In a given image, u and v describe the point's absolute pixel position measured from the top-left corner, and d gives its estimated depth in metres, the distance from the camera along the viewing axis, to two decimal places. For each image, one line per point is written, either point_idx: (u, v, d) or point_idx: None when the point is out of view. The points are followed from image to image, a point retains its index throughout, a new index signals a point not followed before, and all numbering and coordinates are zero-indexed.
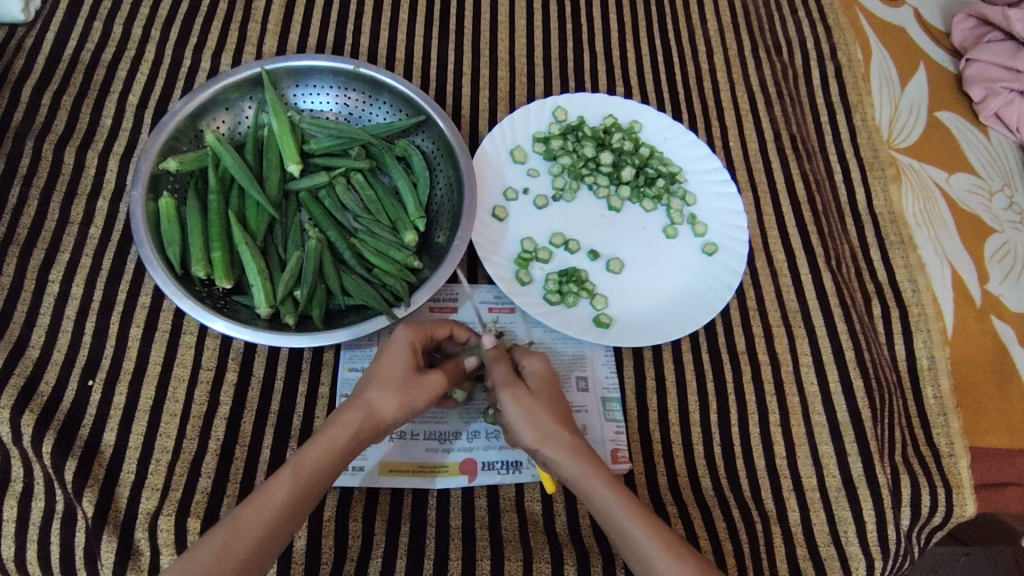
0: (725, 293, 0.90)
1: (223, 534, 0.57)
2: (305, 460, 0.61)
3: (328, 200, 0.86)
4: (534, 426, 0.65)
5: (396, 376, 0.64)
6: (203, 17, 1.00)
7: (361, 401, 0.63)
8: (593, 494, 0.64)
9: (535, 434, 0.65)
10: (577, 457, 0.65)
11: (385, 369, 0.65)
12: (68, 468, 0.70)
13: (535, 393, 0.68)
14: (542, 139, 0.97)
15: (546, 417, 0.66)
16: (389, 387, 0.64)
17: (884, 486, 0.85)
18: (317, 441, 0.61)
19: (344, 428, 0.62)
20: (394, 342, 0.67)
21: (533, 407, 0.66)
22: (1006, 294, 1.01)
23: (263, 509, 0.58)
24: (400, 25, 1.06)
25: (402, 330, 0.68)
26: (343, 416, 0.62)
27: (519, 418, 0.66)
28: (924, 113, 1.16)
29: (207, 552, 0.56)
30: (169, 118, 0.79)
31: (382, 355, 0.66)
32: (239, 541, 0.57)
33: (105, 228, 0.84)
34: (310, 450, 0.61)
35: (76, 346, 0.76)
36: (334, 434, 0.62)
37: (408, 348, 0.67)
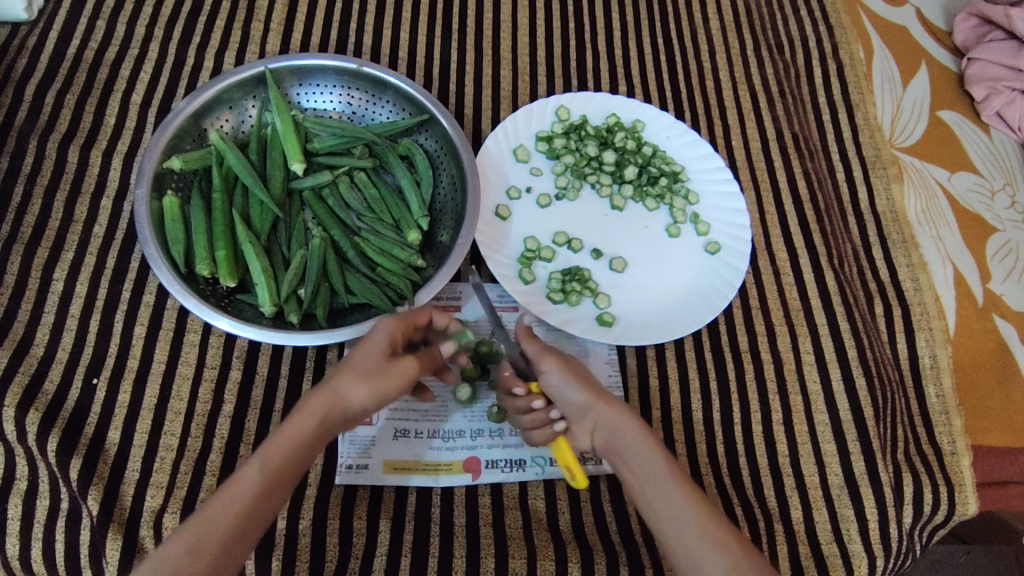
0: (728, 291, 0.90)
1: (196, 527, 0.57)
2: (274, 449, 0.60)
3: (332, 199, 0.87)
4: (584, 384, 0.69)
5: (370, 366, 0.63)
6: (206, 16, 1.00)
7: (329, 388, 0.63)
8: (636, 447, 0.67)
9: (587, 389, 0.69)
10: (625, 414, 0.69)
11: (358, 356, 0.64)
12: (73, 466, 0.71)
13: (577, 364, 0.72)
14: (545, 138, 0.97)
15: (592, 382, 0.70)
16: (361, 377, 0.62)
17: (886, 484, 0.85)
18: (285, 431, 0.61)
19: (309, 416, 0.61)
20: (374, 331, 0.65)
21: (579, 372, 0.70)
22: (1008, 292, 1.01)
23: (234, 501, 0.58)
24: (403, 24, 1.06)
25: (384, 320, 0.66)
26: (311, 406, 0.62)
27: (567, 377, 0.69)
28: (926, 112, 1.16)
29: (180, 546, 0.56)
30: (173, 117, 0.78)
31: (360, 343, 0.64)
32: (210, 534, 0.57)
33: (109, 226, 0.84)
34: (278, 441, 0.60)
35: (81, 344, 0.77)
36: (302, 424, 0.61)
37: (386, 339, 0.65)
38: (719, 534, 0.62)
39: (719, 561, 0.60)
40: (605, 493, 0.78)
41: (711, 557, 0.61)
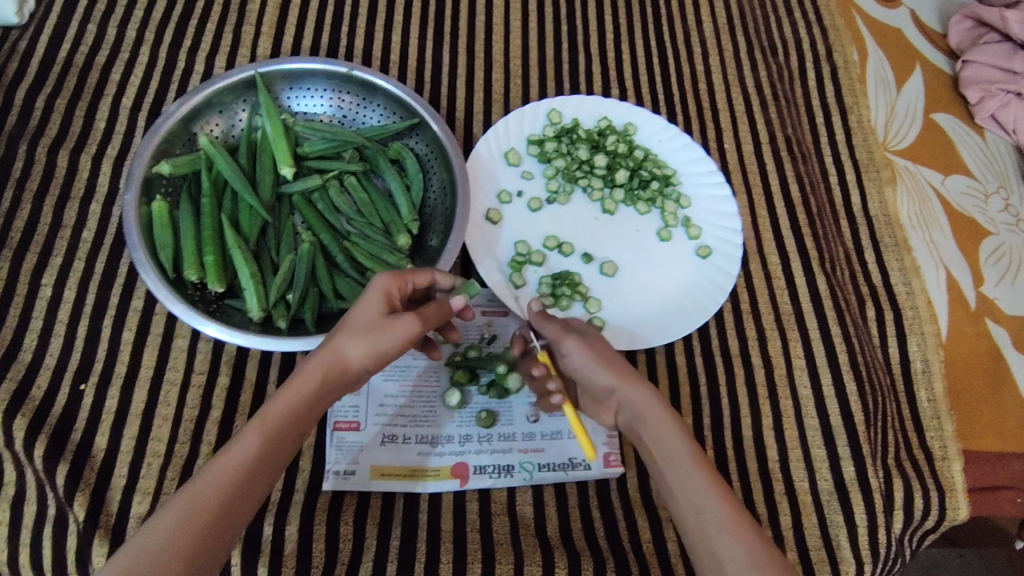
0: (718, 296, 0.90)
1: (194, 491, 0.55)
2: (273, 411, 0.59)
3: (321, 203, 0.87)
4: (612, 368, 0.68)
5: (368, 324, 0.61)
6: (197, 19, 1.00)
7: (327, 348, 0.60)
8: (662, 435, 0.65)
9: (616, 373, 0.68)
10: (654, 399, 0.67)
11: (354, 316, 0.61)
12: (60, 471, 0.71)
13: (601, 343, 0.71)
14: (537, 141, 0.97)
15: (616, 363, 0.69)
16: (359, 337, 0.61)
17: (876, 490, 0.85)
18: (283, 394, 0.59)
19: (308, 379, 0.59)
20: (370, 290, 0.63)
21: (607, 355, 0.69)
22: (1001, 296, 1.01)
23: (231, 466, 0.56)
24: (395, 27, 1.06)
25: (380, 277, 0.64)
26: (309, 367, 0.60)
27: (593, 360, 0.69)
28: (920, 115, 1.16)
29: (177, 511, 0.54)
30: (162, 121, 0.78)
31: (357, 303, 0.62)
32: (207, 499, 0.55)
33: (98, 231, 0.84)
34: (276, 404, 0.59)
35: (69, 350, 0.77)
36: (300, 386, 0.59)
37: (383, 298, 0.62)
38: (740, 529, 0.61)
39: (744, 558, 0.60)
40: (593, 498, 0.78)
41: (734, 554, 0.60)
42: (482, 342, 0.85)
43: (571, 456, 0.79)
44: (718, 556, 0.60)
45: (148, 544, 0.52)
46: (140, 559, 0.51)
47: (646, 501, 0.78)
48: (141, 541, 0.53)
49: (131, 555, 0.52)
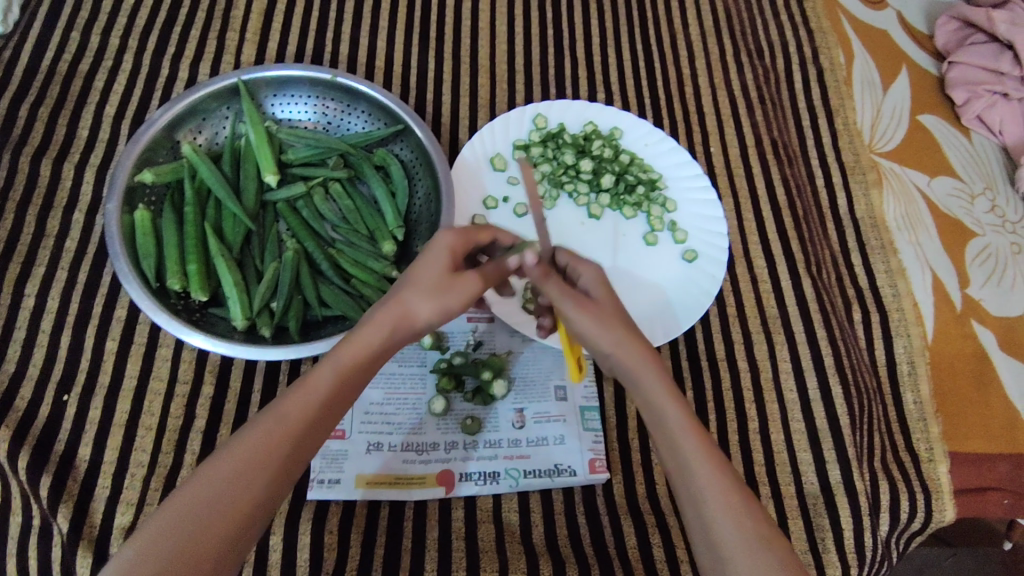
0: (705, 300, 0.90)
1: (265, 427, 0.55)
2: (343, 359, 0.57)
3: (306, 210, 0.87)
4: (608, 337, 0.61)
5: (434, 281, 0.59)
6: (181, 26, 1.00)
7: (395, 303, 0.59)
8: (658, 405, 0.59)
9: (610, 342, 0.61)
10: (651, 369, 0.60)
11: (420, 272, 0.60)
12: (43, 483, 0.71)
13: (608, 309, 0.62)
14: (522, 147, 0.96)
15: (622, 331, 0.61)
16: (425, 293, 0.59)
17: (862, 493, 0.85)
18: (353, 340, 0.58)
19: (377, 330, 0.58)
20: (433, 244, 0.61)
21: (608, 321, 0.61)
22: (987, 297, 1.02)
23: (303, 408, 0.56)
24: (380, 33, 1.06)
25: (443, 233, 0.62)
26: (378, 319, 0.58)
27: (590, 324, 0.61)
28: (906, 117, 1.16)
29: (250, 446, 0.53)
30: (145, 129, 0.78)
31: (422, 257, 0.61)
32: (280, 439, 0.54)
33: (81, 240, 0.84)
34: (347, 348, 0.58)
35: (52, 361, 0.77)
36: (371, 337, 0.57)
37: (448, 254, 0.61)
38: (740, 513, 0.56)
39: (740, 549, 0.55)
40: (578, 505, 0.78)
41: (731, 543, 0.55)
42: (468, 349, 0.84)
43: (557, 462, 0.79)
44: (715, 544, 0.56)
45: (220, 476, 0.52)
46: (214, 490, 0.52)
47: (631, 507, 0.79)
48: (213, 471, 0.52)
49: (204, 483, 0.52)
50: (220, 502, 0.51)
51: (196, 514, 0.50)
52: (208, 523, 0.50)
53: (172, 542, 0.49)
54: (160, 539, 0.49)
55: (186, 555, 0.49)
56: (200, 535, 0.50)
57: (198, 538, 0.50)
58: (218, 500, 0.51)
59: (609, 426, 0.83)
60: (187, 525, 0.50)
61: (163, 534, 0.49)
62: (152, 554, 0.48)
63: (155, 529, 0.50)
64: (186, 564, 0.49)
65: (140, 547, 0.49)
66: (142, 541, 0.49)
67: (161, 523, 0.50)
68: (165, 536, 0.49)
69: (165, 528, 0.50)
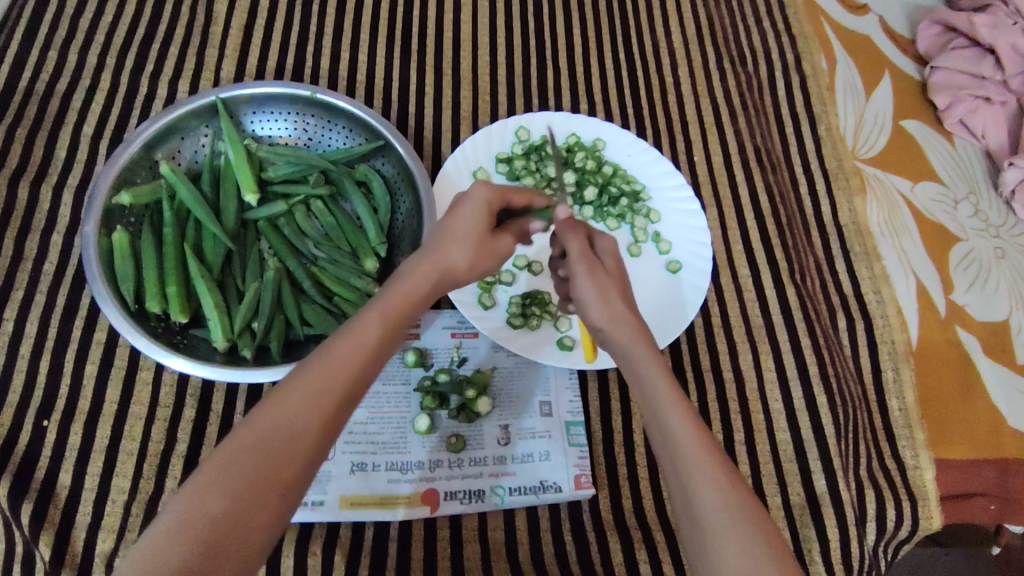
0: (689, 311, 0.89)
1: (315, 372, 0.55)
2: (391, 304, 0.59)
3: (287, 228, 0.86)
4: (604, 303, 0.63)
5: (470, 236, 0.63)
6: (159, 44, 0.99)
7: (436, 255, 0.62)
8: (641, 370, 0.61)
9: (605, 310, 0.63)
10: (642, 339, 0.62)
11: (458, 226, 0.63)
12: (23, 511, 0.70)
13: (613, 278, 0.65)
14: (505, 159, 0.96)
15: (622, 298, 0.64)
16: (463, 245, 0.63)
17: (848, 503, 0.85)
18: (400, 288, 0.60)
19: (422, 281, 0.61)
20: (469, 197, 0.64)
21: (607, 284, 0.64)
22: (971, 302, 1.02)
23: (352, 352, 0.56)
24: (361, 46, 1.06)
25: (478, 186, 0.65)
26: (419, 269, 0.61)
27: (590, 291, 0.63)
28: (889, 122, 1.16)
29: (303, 391, 0.54)
30: (122, 149, 0.77)
31: (457, 209, 0.64)
32: (331, 384, 0.54)
33: (59, 263, 0.83)
34: (395, 295, 0.60)
35: (31, 387, 0.76)
36: (414, 285, 0.61)
37: (483, 207, 0.64)
38: (720, 477, 0.55)
39: (717, 504, 0.54)
40: (565, 521, 0.79)
41: (707, 498, 0.54)
42: (452, 366, 0.84)
43: (542, 479, 0.80)
44: (692, 505, 0.55)
45: (272, 421, 0.52)
46: (267, 436, 0.51)
47: (617, 522, 0.79)
48: (264, 417, 0.52)
49: (257, 429, 0.52)
50: (275, 447, 0.51)
51: (251, 460, 0.50)
52: (263, 468, 0.50)
53: (229, 487, 0.49)
54: (215, 485, 0.49)
55: (243, 500, 0.49)
56: (256, 480, 0.50)
57: (255, 483, 0.49)
58: (271, 446, 0.51)
59: (594, 440, 0.83)
60: (242, 471, 0.50)
61: (218, 481, 0.49)
62: (209, 498, 0.48)
63: (208, 476, 0.49)
64: (242, 509, 0.48)
65: (196, 494, 0.49)
66: (196, 489, 0.49)
67: (215, 470, 0.50)
68: (221, 482, 0.49)
69: (219, 474, 0.49)
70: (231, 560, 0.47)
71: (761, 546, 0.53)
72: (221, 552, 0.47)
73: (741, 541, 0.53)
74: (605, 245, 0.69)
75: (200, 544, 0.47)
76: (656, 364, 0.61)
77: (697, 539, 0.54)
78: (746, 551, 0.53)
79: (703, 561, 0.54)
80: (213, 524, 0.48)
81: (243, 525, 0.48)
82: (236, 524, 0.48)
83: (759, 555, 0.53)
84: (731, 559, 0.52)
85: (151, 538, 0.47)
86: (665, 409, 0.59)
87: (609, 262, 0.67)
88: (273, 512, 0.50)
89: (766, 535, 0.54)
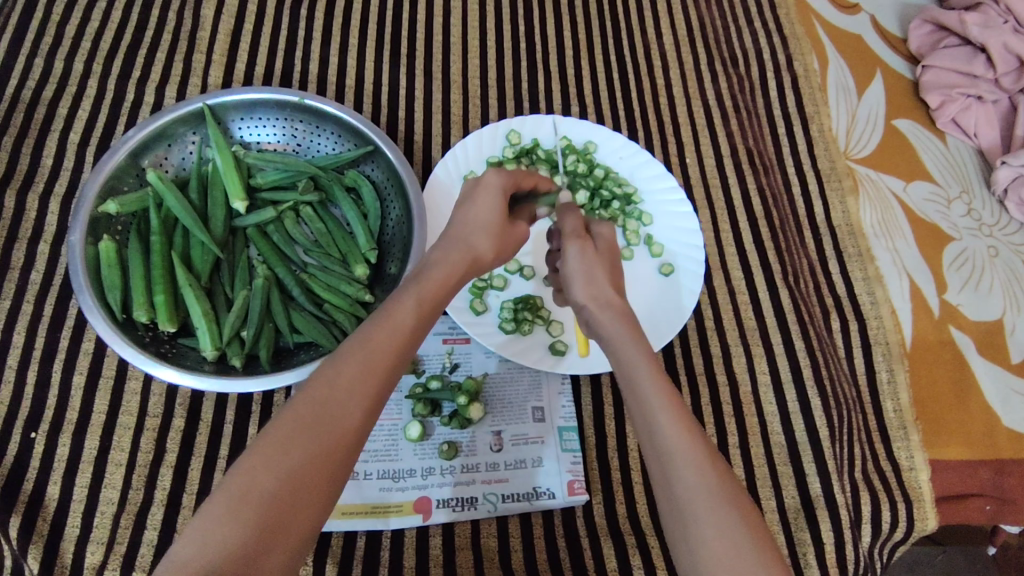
0: (682, 313, 0.89)
1: (356, 354, 0.56)
2: (426, 288, 0.61)
3: (277, 234, 0.86)
4: (589, 284, 0.65)
5: (491, 222, 0.65)
6: (146, 49, 0.99)
7: (465, 245, 0.64)
8: (623, 348, 0.62)
9: (588, 290, 0.65)
10: (624, 321, 0.64)
11: (481, 214, 0.65)
12: (11, 524, 0.69)
13: (605, 259, 0.68)
14: (495, 164, 0.95)
15: (612, 278, 0.66)
16: (489, 233, 0.65)
17: (842, 505, 0.85)
18: (432, 275, 0.62)
19: (455, 268, 0.63)
20: (486, 184, 0.67)
21: (594, 265, 0.66)
22: (964, 302, 1.02)
23: (392, 336, 0.57)
24: (350, 50, 1.05)
25: (494, 175, 0.68)
26: (448, 255, 0.63)
27: (578, 270, 0.66)
28: (881, 122, 1.16)
29: (347, 373, 0.54)
30: (108, 157, 0.76)
31: (475, 197, 0.66)
32: (376, 364, 0.56)
33: (47, 272, 0.82)
34: (429, 281, 0.61)
35: (19, 397, 0.75)
36: (448, 270, 0.62)
37: (501, 194, 0.67)
38: (698, 455, 0.56)
39: (692, 477, 0.54)
40: (558, 527, 0.78)
41: (683, 471, 0.55)
42: (444, 372, 0.84)
43: (535, 485, 0.80)
44: (670, 484, 0.55)
45: (320, 403, 0.53)
46: (316, 417, 0.52)
47: (611, 528, 0.79)
48: (312, 399, 0.53)
49: (306, 410, 0.53)
50: (324, 428, 0.52)
51: (302, 440, 0.51)
52: (315, 450, 0.51)
53: (282, 467, 0.50)
54: (268, 466, 0.50)
55: (298, 479, 0.50)
56: (308, 461, 0.51)
57: (307, 464, 0.50)
58: (321, 426, 0.52)
59: (588, 445, 0.83)
60: (295, 451, 0.51)
61: (272, 460, 0.50)
62: (264, 478, 0.49)
63: (260, 457, 0.50)
64: (297, 489, 0.50)
65: (249, 474, 0.49)
66: (249, 468, 0.50)
67: (267, 450, 0.50)
68: (274, 462, 0.50)
69: (271, 455, 0.50)
70: (287, 536, 0.49)
71: (738, 524, 0.53)
72: (279, 529, 0.48)
73: (718, 519, 0.53)
74: (603, 232, 0.70)
75: (258, 521, 0.48)
76: (637, 345, 0.62)
77: (676, 517, 0.54)
78: (722, 528, 0.53)
79: (681, 539, 0.54)
80: (270, 501, 0.49)
81: (298, 503, 0.50)
82: (291, 502, 0.49)
83: (736, 534, 0.52)
84: (709, 537, 0.52)
85: (207, 516, 0.48)
86: (644, 389, 0.59)
87: (602, 246, 0.69)
88: (324, 491, 0.51)
89: (744, 513, 0.54)
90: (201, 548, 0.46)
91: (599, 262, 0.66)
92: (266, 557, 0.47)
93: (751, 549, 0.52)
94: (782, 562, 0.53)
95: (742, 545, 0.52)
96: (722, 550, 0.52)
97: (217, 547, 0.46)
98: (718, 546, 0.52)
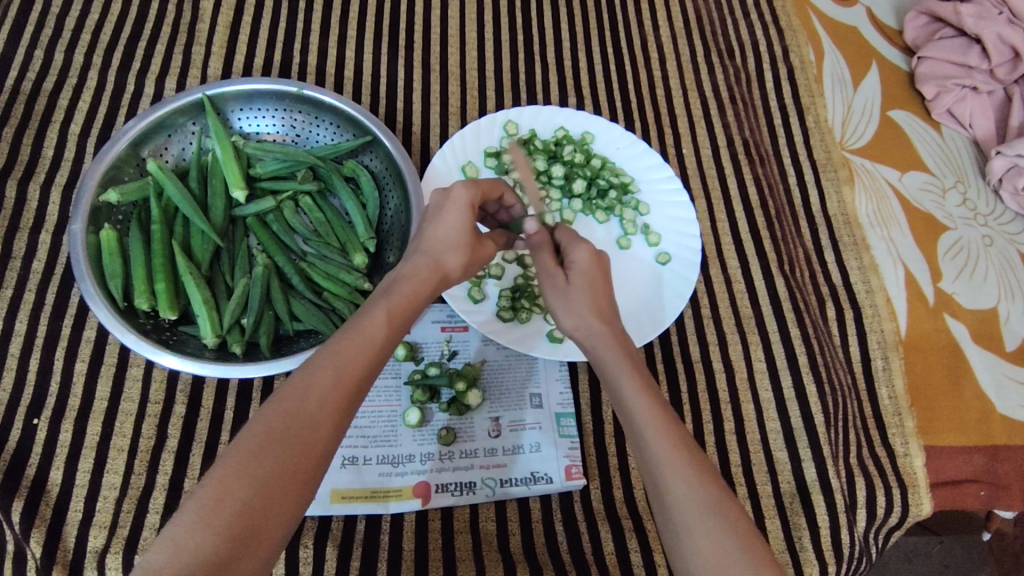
0: (679, 302, 0.90)
1: (325, 365, 0.58)
2: (396, 299, 0.62)
3: (276, 224, 0.87)
4: (570, 313, 0.67)
5: (458, 238, 0.65)
6: (145, 41, 0.99)
7: (431, 260, 0.64)
8: (607, 367, 0.66)
9: (572, 322, 0.67)
10: (614, 340, 0.66)
11: (444, 229, 0.65)
12: (14, 509, 0.70)
13: (594, 278, 0.68)
14: (493, 154, 0.95)
15: (596, 298, 0.68)
16: (455, 248, 0.65)
17: (837, 490, 0.86)
18: (403, 289, 0.62)
19: (425, 284, 0.63)
20: (452, 199, 0.66)
21: (571, 294, 0.67)
22: (959, 291, 1.02)
23: (362, 348, 0.59)
24: (349, 42, 1.06)
25: (460, 188, 0.66)
26: (418, 269, 0.64)
27: (557, 305, 0.68)
28: (877, 112, 1.17)
29: (319, 386, 0.56)
30: (109, 147, 0.77)
31: (441, 212, 0.66)
32: (347, 375, 0.57)
33: (48, 262, 0.83)
34: (399, 294, 0.62)
35: (21, 385, 0.76)
36: (417, 285, 0.63)
37: (467, 210, 0.66)
38: (687, 471, 0.59)
39: (682, 489, 0.58)
40: (555, 512, 0.79)
41: (673, 485, 0.59)
42: (443, 359, 0.85)
43: (532, 470, 0.81)
44: (663, 497, 0.59)
45: (290, 416, 0.55)
46: (286, 427, 0.54)
47: (609, 513, 0.80)
48: (282, 409, 0.55)
49: (276, 420, 0.54)
50: (295, 439, 0.54)
51: (273, 449, 0.53)
52: (287, 460, 0.53)
53: (253, 476, 0.52)
54: (239, 476, 0.51)
55: (268, 488, 0.52)
56: (279, 469, 0.52)
57: (279, 473, 0.52)
58: (290, 435, 0.54)
59: (585, 432, 0.84)
60: (266, 460, 0.52)
61: (243, 470, 0.52)
62: (236, 487, 0.51)
63: (232, 466, 0.52)
64: (267, 498, 0.51)
65: (221, 482, 0.51)
66: (221, 476, 0.51)
67: (236, 460, 0.52)
68: (246, 472, 0.52)
69: (242, 464, 0.52)
70: (260, 542, 0.51)
71: (728, 532, 0.57)
72: (249, 536, 0.50)
73: (709, 529, 0.57)
74: (574, 254, 0.69)
75: (228, 528, 0.50)
76: (620, 364, 0.65)
77: (672, 528, 0.58)
78: (714, 538, 0.57)
79: (676, 547, 0.58)
80: (242, 508, 0.50)
81: (270, 509, 0.52)
82: (264, 510, 0.51)
83: (727, 543, 0.56)
84: (702, 546, 0.56)
85: (180, 523, 0.50)
86: (634, 408, 0.63)
87: (574, 271, 0.69)
88: (295, 497, 0.53)
89: (734, 522, 0.57)
90: (173, 556, 0.48)
91: (574, 289, 0.67)
92: (239, 562, 0.49)
93: (743, 555, 0.56)
94: (774, 559, 0.57)
95: (732, 553, 0.56)
96: (716, 556, 0.56)
97: (189, 554, 0.48)
98: (712, 554, 0.56)
